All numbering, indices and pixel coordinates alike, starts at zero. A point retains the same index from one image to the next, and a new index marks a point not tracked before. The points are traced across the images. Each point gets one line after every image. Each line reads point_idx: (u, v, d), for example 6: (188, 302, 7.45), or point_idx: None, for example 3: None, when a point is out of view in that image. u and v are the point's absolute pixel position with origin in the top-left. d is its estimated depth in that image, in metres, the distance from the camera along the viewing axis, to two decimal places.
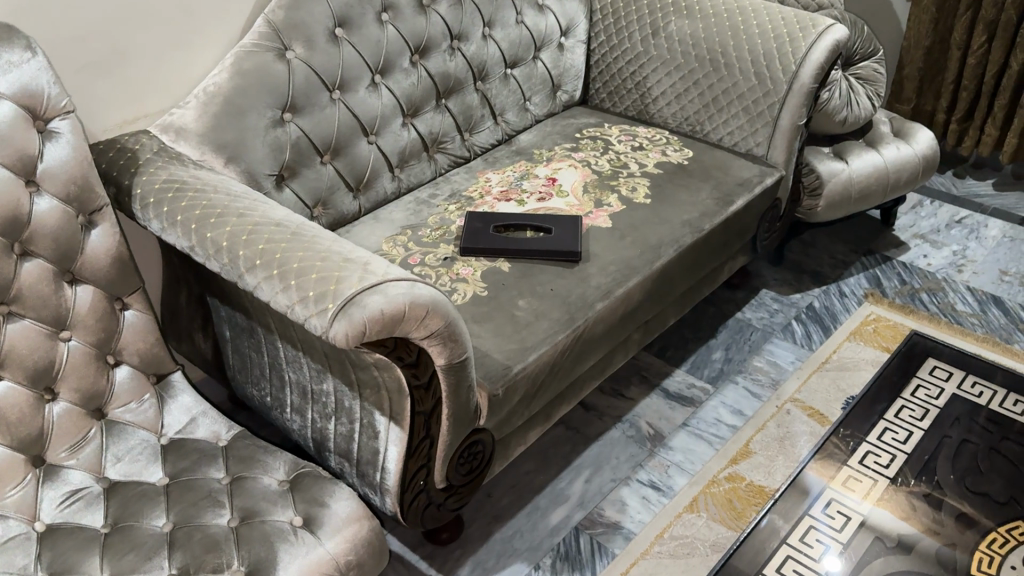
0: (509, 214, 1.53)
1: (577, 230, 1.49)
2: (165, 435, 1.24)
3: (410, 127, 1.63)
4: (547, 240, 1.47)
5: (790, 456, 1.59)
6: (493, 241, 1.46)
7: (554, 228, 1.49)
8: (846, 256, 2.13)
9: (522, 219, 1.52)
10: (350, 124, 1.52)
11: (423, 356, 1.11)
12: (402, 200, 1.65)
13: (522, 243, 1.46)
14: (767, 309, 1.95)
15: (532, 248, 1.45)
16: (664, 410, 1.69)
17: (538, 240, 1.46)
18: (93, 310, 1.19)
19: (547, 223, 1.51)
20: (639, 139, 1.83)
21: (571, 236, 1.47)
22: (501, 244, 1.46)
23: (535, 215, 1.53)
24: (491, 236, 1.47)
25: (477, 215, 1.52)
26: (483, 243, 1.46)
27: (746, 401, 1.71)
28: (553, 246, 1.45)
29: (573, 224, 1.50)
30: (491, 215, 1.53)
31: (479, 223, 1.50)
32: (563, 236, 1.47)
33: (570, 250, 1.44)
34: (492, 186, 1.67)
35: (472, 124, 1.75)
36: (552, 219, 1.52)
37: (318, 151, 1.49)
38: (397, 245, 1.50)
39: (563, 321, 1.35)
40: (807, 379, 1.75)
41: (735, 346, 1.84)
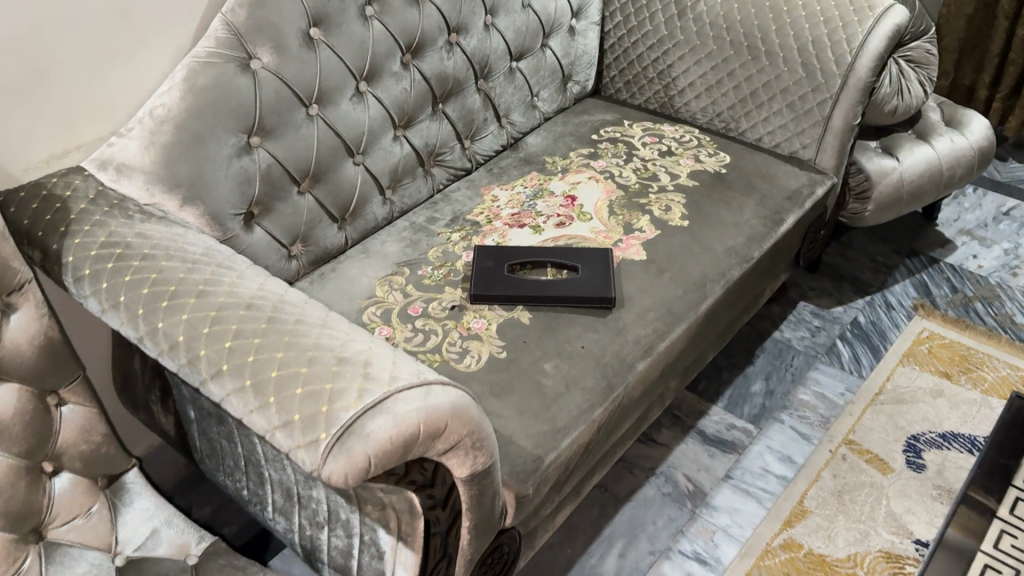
0: (528, 249, 1.28)
1: (610, 270, 1.25)
2: (121, 555, 1.00)
3: (403, 140, 1.37)
4: (576, 283, 1.23)
5: (850, 514, 1.39)
6: (510, 286, 1.22)
7: (582, 267, 1.25)
8: (887, 258, 1.91)
9: (543, 254, 1.27)
10: (331, 146, 1.26)
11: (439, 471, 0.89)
12: (396, 226, 1.39)
13: (547, 287, 1.22)
14: (808, 326, 1.74)
15: (559, 294, 1.21)
16: (703, 458, 1.48)
17: (566, 283, 1.22)
18: (20, 412, 0.93)
19: (574, 259, 1.26)
20: (666, 140, 1.58)
21: (604, 278, 1.23)
22: (521, 289, 1.22)
23: (558, 249, 1.28)
24: (509, 279, 1.23)
25: (489, 251, 1.28)
26: (499, 288, 1.22)
27: (794, 445, 1.50)
28: (585, 291, 1.21)
29: (604, 261, 1.26)
30: (505, 249, 1.28)
31: (492, 261, 1.26)
32: (594, 279, 1.23)
33: (602, 296, 1.21)
34: (501, 207, 1.42)
35: (473, 130, 1.50)
36: (580, 255, 1.27)
37: (295, 180, 1.24)
38: (394, 290, 1.26)
39: (600, 390, 1.12)
40: (860, 417, 1.55)
41: (776, 375, 1.63)
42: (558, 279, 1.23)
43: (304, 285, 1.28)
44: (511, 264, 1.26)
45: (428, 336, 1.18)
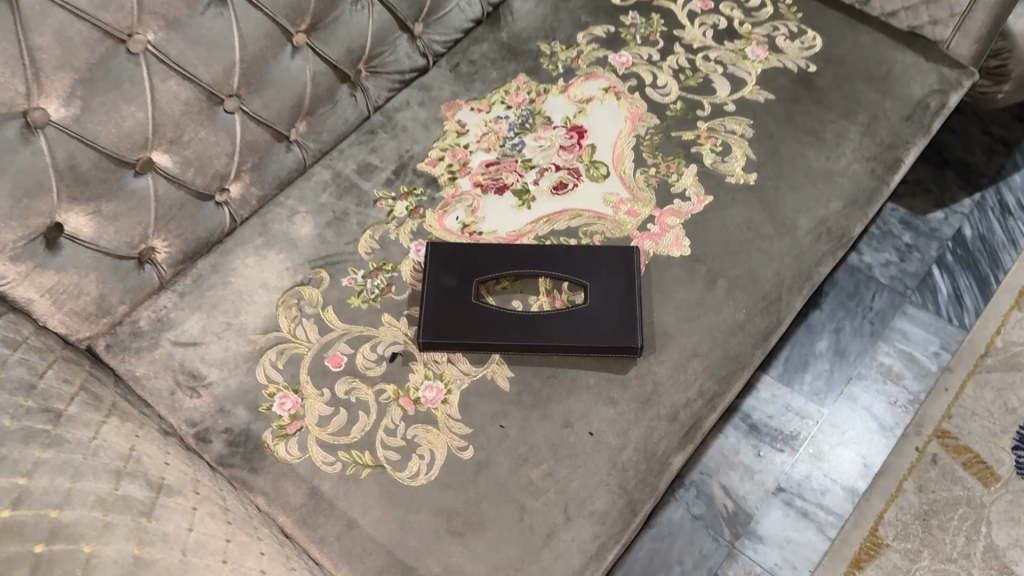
0: (509, 248, 0.83)
1: (634, 292, 0.81)
2: None
3: (310, 54, 0.87)
4: (584, 317, 0.79)
5: (938, 550, 1.06)
6: (482, 326, 0.79)
7: (593, 286, 0.81)
8: (1007, 128, 1.41)
9: (533, 261, 0.82)
10: (174, 94, 0.77)
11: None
12: (311, 183, 0.93)
13: (538, 326, 0.79)
14: (894, 246, 1.30)
15: (558, 339, 0.78)
16: (747, 461, 1.13)
17: (568, 319, 0.79)
18: None
19: (579, 271, 0.82)
20: (724, 6, 1.04)
21: (625, 309, 0.80)
22: (497, 331, 0.79)
23: (556, 249, 0.83)
24: (479, 312, 0.80)
25: (449, 254, 0.83)
26: (464, 330, 0.79)
27: (868, 439, 1.14)
28: (596, 334, 0.78)
29: (625, 274, 0.82)
30: (475, 250, 0.83)
31: (453, 276, 0.82)
32: (611, 311, 0.80)
33: (622, 342, 0.78)
34: (471, 148, 0.94)
35: (427, 9, 0.97)
36: (589, 262, 0.82)
37: (125, 162, 0.76)
38: (304, 319, 0.83)
39: (616, 514, 0.73)
40: (958, 394, 1.17)
41: (849, 327, 1.23)
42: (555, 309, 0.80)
43: (173, 301, 0.85)
44: (483, 281, 0.82)
45: (353, 412, 0.77)
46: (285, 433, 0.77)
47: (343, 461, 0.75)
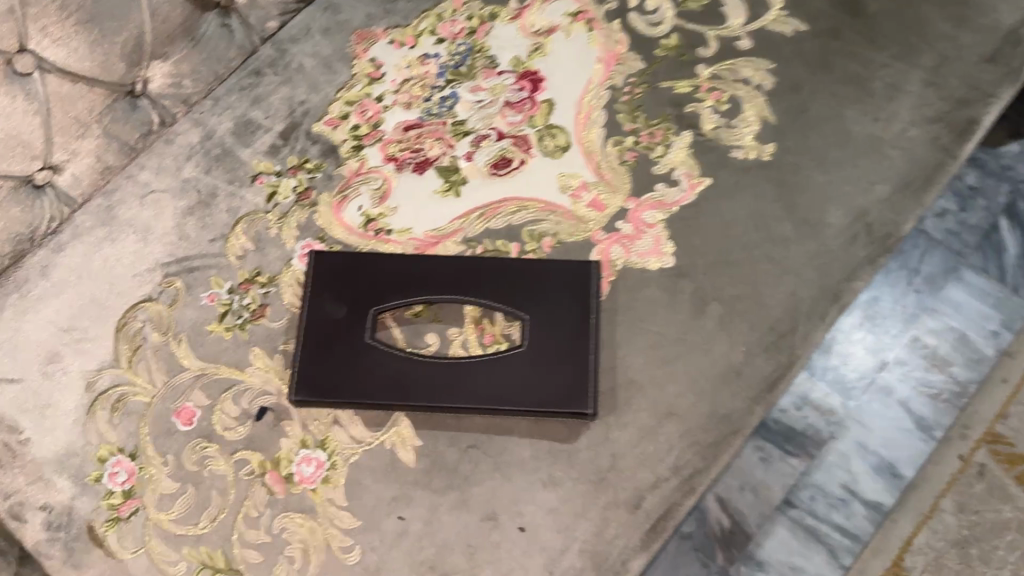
0: (422, 262, 0.61)
1: (589, 331, 0.58)
2: None
3: None
4: (518, 368, 0.58)
5: None
6: (378, 380, 0.58)
7: (534, 323, 0.59)
8: None
9: (453, 283, 0.60)
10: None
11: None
12: (173, 150, 0.70)
13: (454, 381, 0.58)
14: (953, 190, 1.04)
15: (480, 400, 0.57)
16: (751, 467, 0.94)
17: (496, 371, 0.58)
18: None
19: (516, 299, 0.59)
20: None
21: (576, 357, 0.58)
22: (399, 388, 0.58)
23: (485, 265, 0.60)
24: (375, 358, 0.58)
25: (339, 271, 0.60)
26: (352, 386, 0.58)
27: (900, 444, 0.93)
28: (533, 394, 0.57)
29: (579, 305, 0.59)
30: (375, 265, 0.61)
31: (343, 304, 0.60)
32: (555, 360, 0.58)
33: (570, 406, 0.57)
34: (386, 101, 0.69)
35: None
36: (530, 285, 0.60)
37: None
38: (150, 352, 0.63)
39: None
40: (1019, 387, 0.94)
41: (888, 297, 0.99)
42: (479, 356, 0.58)
43: None
44: (383, 311, 0.60)
45: (204, 492, 0.58)
46: (116, 515, 0.59)
47: (190, 562, 0.57)
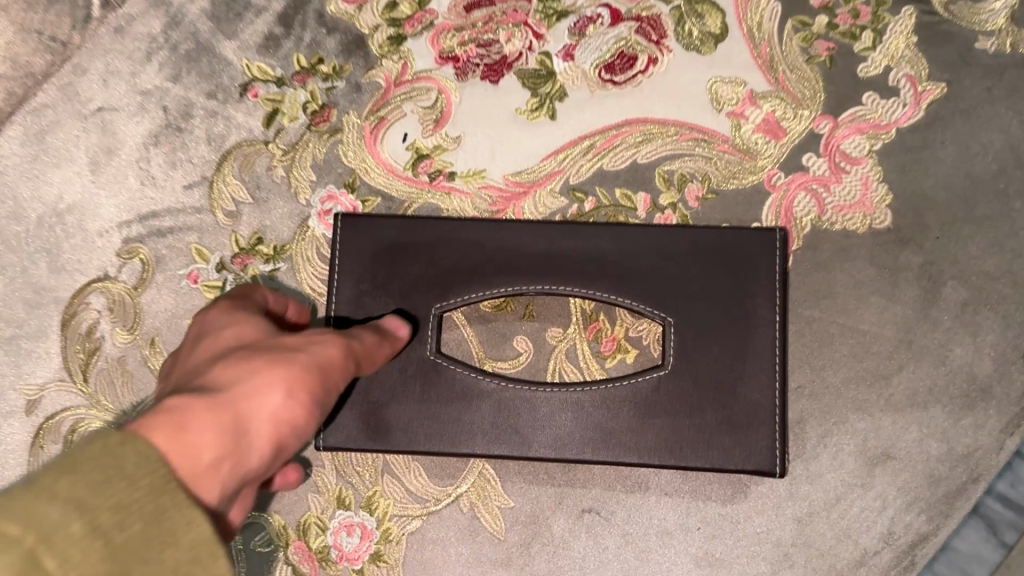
0: (505, 232, 0.40)
1: (767, 338, 0.38)
2: None
3: None
4: (658, 400, 0.38)
5: None
6: (446, 419, 0.39)
7: (681, 328, 0.38)
8: None
9: (553, 267, 0.39)
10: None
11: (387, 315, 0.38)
12: (123, 43, 0.47)
13: (562, 419, 0.38)
14: None
15: (600, 449, 0.38)
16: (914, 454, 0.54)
17: (624, 403, 0.38)
18: None
19: (652, 290, 0.39)
20: None
21: (748, 380, 0.38)
22: (479, 430, 0.38)
23: (602, 235, 0.39)
24: (439, 385, 0.39)
25: (382, 250, 0.40)
26: (409, 429, 0.39)
27: None
28: (680, 439, 0.38)
29: (750, 297, 0.38)
30: (434, 238, 0.40)
31: (388, 301, 0.40)
32: (716, 385, 0.38)
33: (749, 458, 0.37)
34: None
35: None
36: (672, 267, 0.39)
37: None
38: (109, 360, 0.43)
39: None
40: None
41: None
42: (597, 380, 0.38)
43: None
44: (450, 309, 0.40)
45: None
46: None
47: None
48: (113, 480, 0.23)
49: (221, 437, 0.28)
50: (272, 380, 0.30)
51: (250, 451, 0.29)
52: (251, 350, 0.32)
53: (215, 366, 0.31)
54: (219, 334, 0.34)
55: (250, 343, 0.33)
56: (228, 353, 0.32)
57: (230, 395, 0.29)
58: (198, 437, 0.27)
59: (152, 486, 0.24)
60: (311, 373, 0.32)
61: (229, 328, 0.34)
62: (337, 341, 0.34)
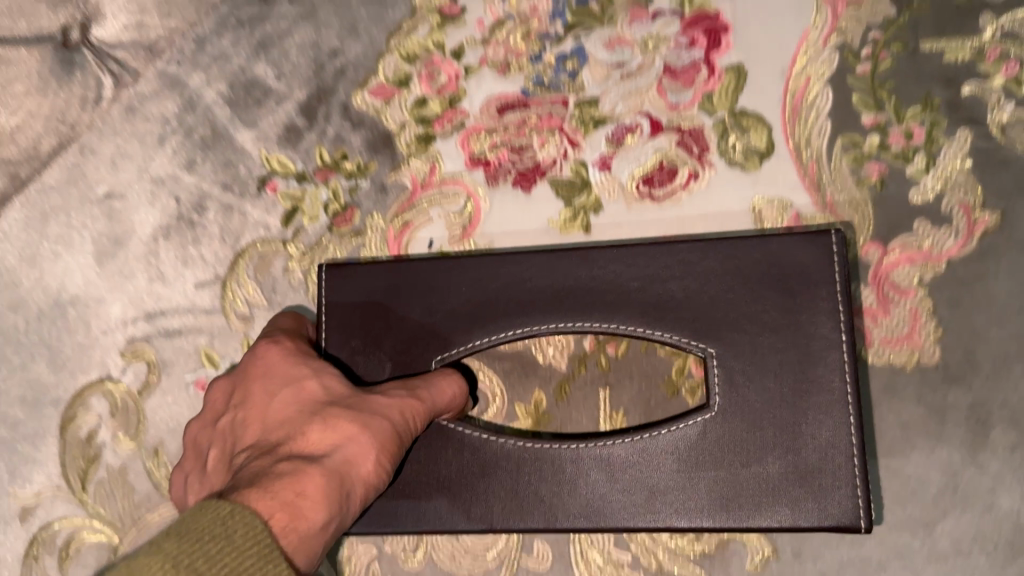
0: (508, 266, 0.38)
1: (833, 365, 0.35)
2: None
3: None
4: (704, 446, 0.36)
5: None
6: (461, 491, 0.38)
7: (726, 360, 0.36)
8: None
9: (563, 303, 0.38)
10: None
11: (440, 371, 0.37)
12: (135, 127, 0.44)
13: (595, 478, 0.36)
14: None
15: (648, 506, 0.36)
16: None
17: (665, 454, 0.36)
18: None
19: (690, 320, 0.36)
20: None
21: (813, 418, 0.35)
22: (499, 500, 0.37)
23: (616, 262, 0.37)
24: (449, 453, 0.38)
25: (377, 302, 0.39)
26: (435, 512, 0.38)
27: None
28: (740, 492, 0.35)
29: (803, 321, 0.35)
30: (431, 283, 0.39)
31: (385, 360, 0.39)
32: (776, 429, 0.35)
33: (819, 521, 0.35)
34: (469, 56, 0.43)
35: None
36: (708, 289, 0.36)
37: None
38: (110, 470, 0.41)
39: None
40: None
41: None
42: (623, 436, 0.36)
43: None
44: (454, 360, 0.38)
45: None
46: None
47: None
48: (230, 547, 0.23)
49: (329, 505, 0.29)
50: (366, 448, 0.31)
51: (348, 511, 0.30)
52: (337, 408, 0.32)
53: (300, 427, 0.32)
54: (292, 382, 0.34)
55: (330, 397, 0.33)
56: (311, 408, 0.33)
57: (329, 461, 0.30)
58: (309, 501, 0.28)
59: (263, 549, 0.24)
60: (391, 435, 0.33)
61: (297, 374, 0.35)
62: (416, 396, 0.35)
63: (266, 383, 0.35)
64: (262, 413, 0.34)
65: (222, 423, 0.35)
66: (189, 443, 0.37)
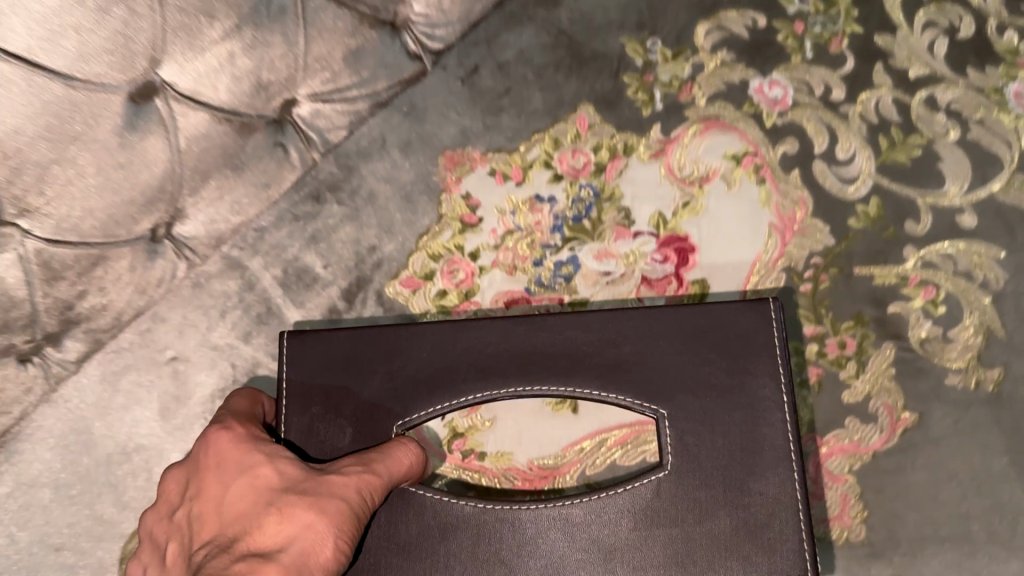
0: (467, 333, 0.43)
1: (778, 418, 0.41)
2: None
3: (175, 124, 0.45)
4: (660, 506, 0.40)
5: None
6: (427, 559, 0.41)
7: (677, 422, 0.41)
8: None
9: (521, 363, 0.43)
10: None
11: (396, 441, 0.41)
12: (201, 300, 0.54)
13: (555, 537, 0.40)
14: None
15: (613, 563, 0.40)
16: None
17: (624, 514, 0.40)
18: None
19: (642, 384, 0.41)
20: None
21: (760, 475, 0.40)
22: (463, 570, 0.40)
23: (571, 334, 0.43)
24: (411, 517, 0.41)
25: (337, 375, 0.43)
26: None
27: None
28: (692, 549, 0.40)
29: (747, 392, 0.41)
30: (393, 349, 0.43)
31: (345, 425, 0.42)
32: (725, 487, 0.40)
33: (764, 570, 0.39)
34: (482, 259, 0.53)
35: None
36: (661, 359, 0.42)
37: None
38: None
39: None
40: None
41: None
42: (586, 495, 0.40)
43: None
44: (413, 425, 0.43)
45: None
46: None
47: None
48: None
49: None
50: (323, 535, 0.35)
51: None
52: (295, 496, 0.36)
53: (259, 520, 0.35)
54: (251, 472, 0.38)
55: (285, 483, 0.37)
56: (267, 499, 0.36)
57: (288, 556, 0.34)
58: None
59: None
60: (347, 514, 0.36)
61: (255, 462, 0.38)
62: (373, 472, 0.39)
63: (223, 475, 0.38)
64: (223, 505, 0.37)
65: (182, 516, 0.39)
66: (145, 535, 0.40)
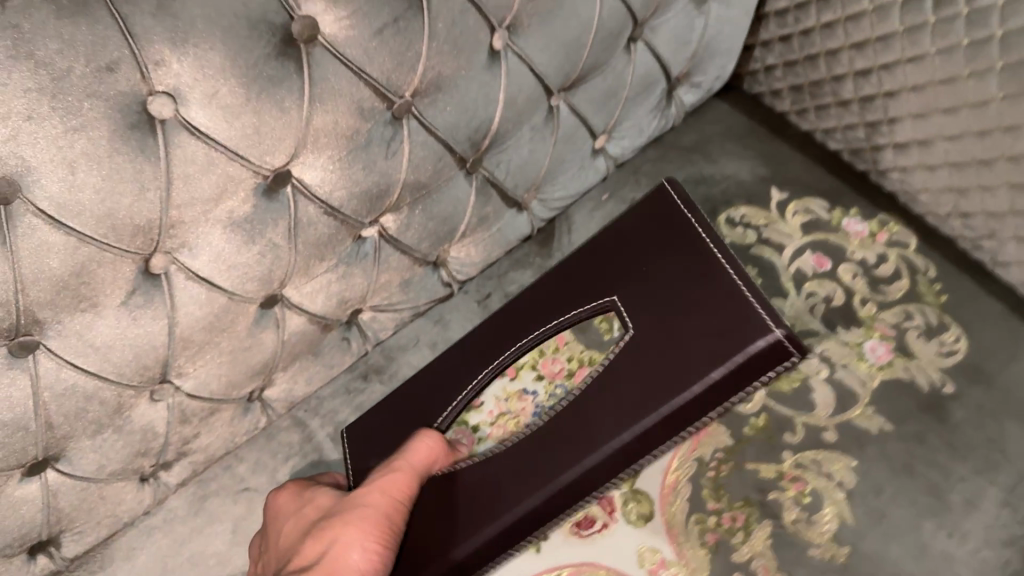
0: (485, 320, 0.74)
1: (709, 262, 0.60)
2: None
3: (286, 324, 0.67)
4: (634, 367, 0.59)
5: None
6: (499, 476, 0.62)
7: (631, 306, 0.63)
8: None
9: (546, 307, 0.70)
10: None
11: (422, 435, 0.67)
12: (273, 446, 0.74)
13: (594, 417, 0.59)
14: None
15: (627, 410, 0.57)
16: None
17: (619, 377, 0.59)
18: None
19: (598, 294, 0.66)
20: (849, 269, 0.80)
21: (719, 274, 0.58)
22: (515, 484, 0.60)
23: (578, 283, 0.69)
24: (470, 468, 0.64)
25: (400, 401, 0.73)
26: (455, 510, 0.63)
27: None
28: (682, 356, 0.56)
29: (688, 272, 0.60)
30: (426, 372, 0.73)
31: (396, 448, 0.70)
32: (686, 317, 0.58)
33: (749, 319, 0.53)
34: (481, 431, 0.69)
35: (464, 245, 0.75)
36: (614, 267, 0.67)
37: (25, 467, 0.59)
38: None
39: None
40: None
41: None
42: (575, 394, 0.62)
43: None
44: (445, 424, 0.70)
45: None
46: None
47: None
48: None
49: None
50: (354, 535, 0.61)
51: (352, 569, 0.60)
52: (327, 518, 0.63)
53: (308, 544, 0.62)
54: (308, 506, 0.65)
55: (325, 509, 0.65)
56: (311, 526, 0.63)
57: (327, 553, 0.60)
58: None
59: None
60: (374, 514, 0.62)
61: (301, 503, 0.66)
62: (399, 468, 0.65)
63: (279, 518, 0.66)
64: (281, 534, 0.65)
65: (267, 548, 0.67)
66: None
